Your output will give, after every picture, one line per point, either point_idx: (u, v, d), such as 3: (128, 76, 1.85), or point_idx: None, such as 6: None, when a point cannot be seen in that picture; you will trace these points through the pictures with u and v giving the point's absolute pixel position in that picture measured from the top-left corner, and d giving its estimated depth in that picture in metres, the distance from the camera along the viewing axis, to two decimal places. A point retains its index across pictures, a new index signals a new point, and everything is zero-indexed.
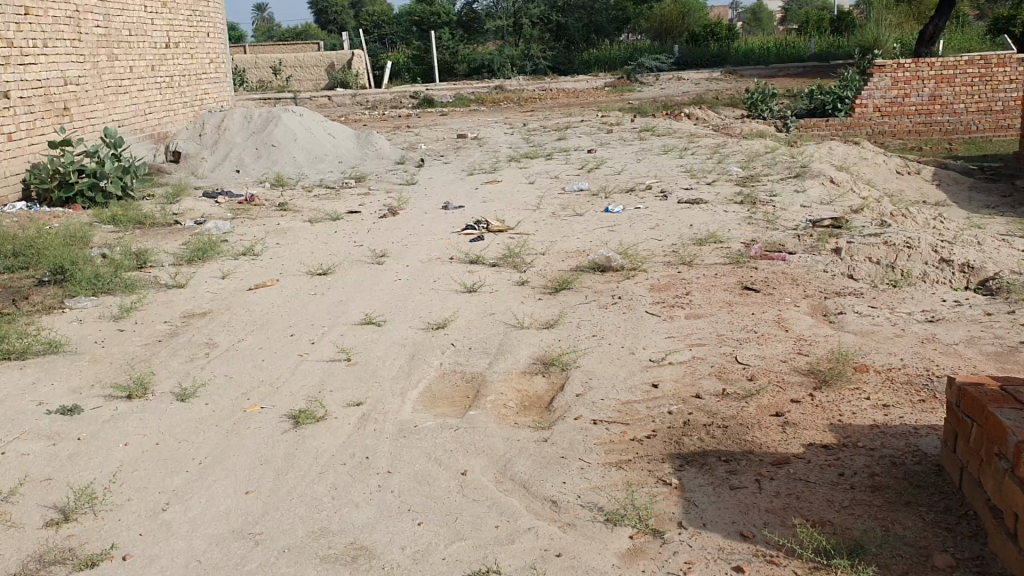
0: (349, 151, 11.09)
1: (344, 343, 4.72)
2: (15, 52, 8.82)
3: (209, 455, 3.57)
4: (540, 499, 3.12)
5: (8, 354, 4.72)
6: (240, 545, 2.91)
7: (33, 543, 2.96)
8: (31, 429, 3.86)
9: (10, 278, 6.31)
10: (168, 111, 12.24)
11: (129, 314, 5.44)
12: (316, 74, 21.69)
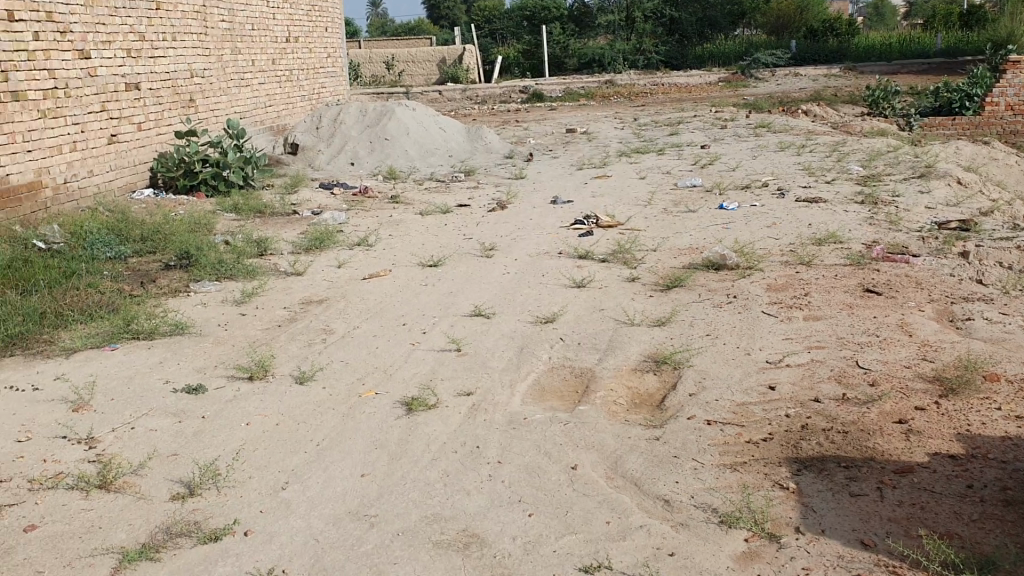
0: (459, 146, 11.21)
1: (456, 334, 4.76)
2: (146, 46, 9.22)
3: (326, 437, 3.66)
4: (652, 497, 3.08)
5: (137, 334, 4.95)
6: (356, 527, 2.96)
7: (161, 514, 3.09)
8: (159, 406, 4.03)
9: (139, 261, 6.61)
10: (288, 104, 12.61)
11: (250, 299, 5.64)
12: (428, 69, 21.98)
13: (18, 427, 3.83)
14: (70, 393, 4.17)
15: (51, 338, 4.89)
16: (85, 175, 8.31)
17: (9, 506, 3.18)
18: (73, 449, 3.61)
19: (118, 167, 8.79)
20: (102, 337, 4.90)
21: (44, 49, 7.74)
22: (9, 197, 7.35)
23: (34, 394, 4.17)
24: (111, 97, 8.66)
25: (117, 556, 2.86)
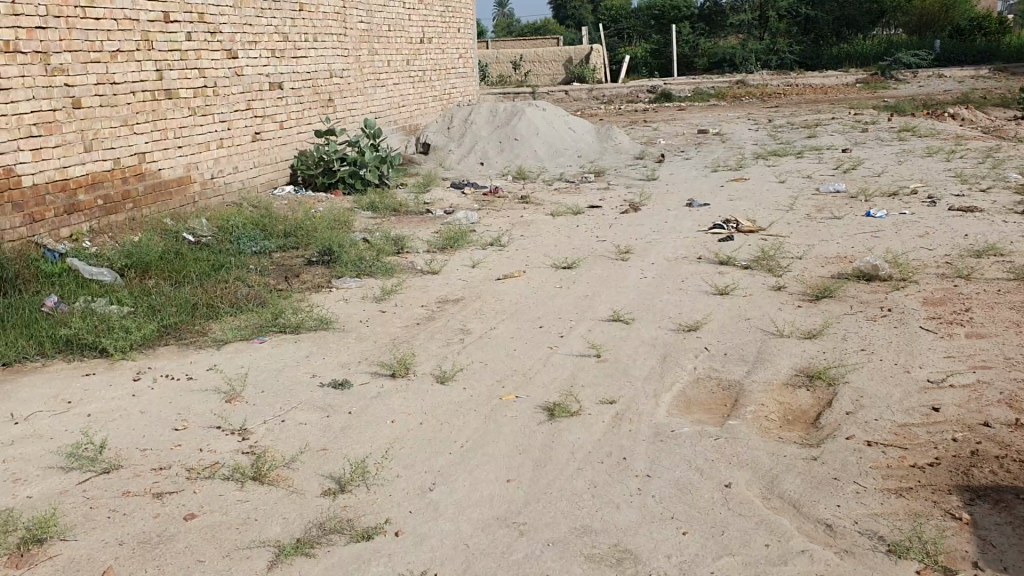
0: (588, 146, 11.14)
1: (596, 338, 4.69)
2: (289, 46, 9.50)
3: (470, 439, 3.65)
4: (813, 521, 2.94)
5: (284, 327, 5.08)
6: (506, 533, 2.93)
7: (314, 510, 3.14)
8: (307, 400, 4.11)
9: (282, 256, 6.82)
10: (420, 104, 12.80)
11: (389, 296, 5.72)
12: (554, 69, 22.02)
13: (175, 415, 3.96)
14: (223, 384, 4.30)
15: (203, 329, 5.07)
16: (230, 171, 8.62)
17: (170, 493, 3.28)
18: (227, 440, 3.71)
19: (260, 164, 9.10)
20: (251, 330, 5.05)
21: (196, 49, 8.05)
22: (160, 192, 7.70)
23: (190, 384, 4.32)
24: (256, 96, 8.95)
25: (272, 549, 2.91)
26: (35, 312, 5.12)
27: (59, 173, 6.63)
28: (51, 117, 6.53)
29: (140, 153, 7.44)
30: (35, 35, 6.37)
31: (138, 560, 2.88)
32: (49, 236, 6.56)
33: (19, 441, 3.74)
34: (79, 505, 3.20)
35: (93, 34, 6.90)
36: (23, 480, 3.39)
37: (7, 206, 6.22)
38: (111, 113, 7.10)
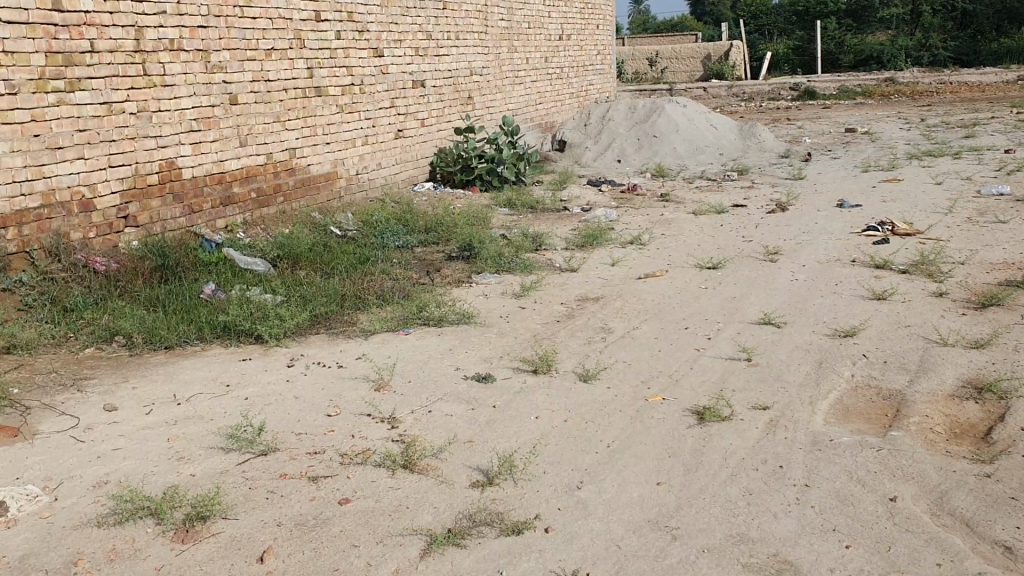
0: (730, 143, 10.90)
1: (744, 341, 4.56)
2: (433, 44, 9.65)
3: (617, 439, 3.60)
4: (989, 542, 2.76)
5: (427, 320, 5.16)
6: (658, 537, 2.87)
7: (463, 501, 3.15)
8: (453, 392, 4.15)
9: (423, 250, 6.93)
10: (558, 101, 12.81)
11: (529, 293, 5.72)
12: (692, 66, 21.65)
13: (326, 402, 4.07)
14: (372, 372, 4.40)
15: (351, 320, 5.20)
16: (374, 167, 8.84)
17: (324, 478, 3.36)
18: (378, 428, 3.78)
19: (402, 161, 9.30)
20: (395, 321, 5.15)
21: (344, 47, 8.27)
22: (309, 186, 7.97)
23: (340, 371, 4.43)
24: (400, 94, 9.14)
25: (424, 538, 2.94)
26: (195, 299, 5.37)
27: (216, 166, 6.94)
28: (209, 112, 6.84)
29: (291, 149, 7.71)
30: (198, 34, 6.67)
31: (296, 541, 2.96)
32: (206, 227, 6.88)
33: (182, 420, 3.92)
34: (239, 485, 3.32)
35: (250, 33, 7.17)
36: (187, 458, 3.54)
37: (169, 197, 6.55)
38: (265, 109, 7.38)
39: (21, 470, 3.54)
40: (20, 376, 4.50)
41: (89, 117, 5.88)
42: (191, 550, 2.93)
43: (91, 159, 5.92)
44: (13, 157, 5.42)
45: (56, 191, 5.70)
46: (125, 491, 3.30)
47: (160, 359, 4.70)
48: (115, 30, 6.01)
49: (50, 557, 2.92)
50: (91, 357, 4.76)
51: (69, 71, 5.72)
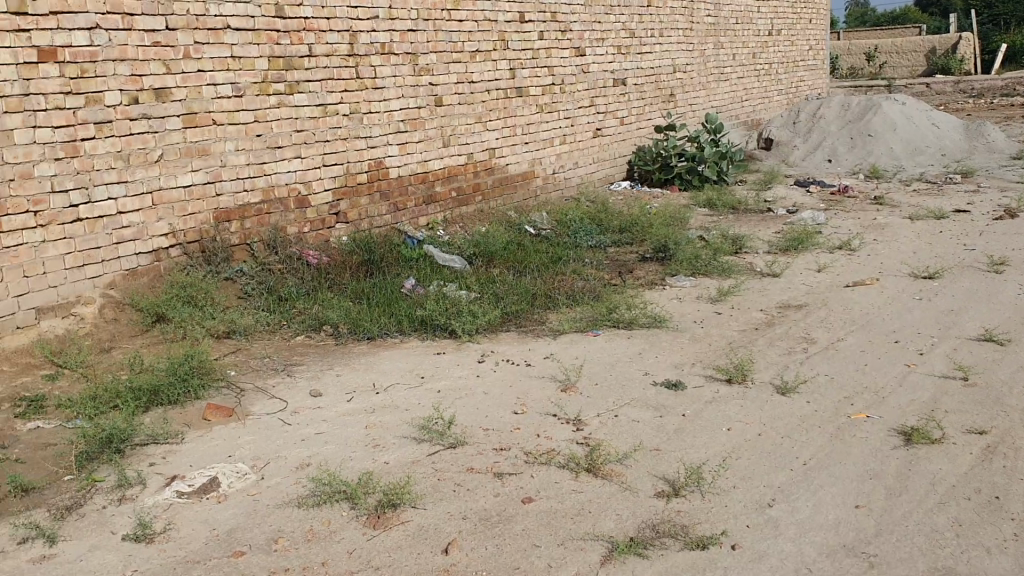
0: (954, 143, 10.17)
1: (961, 360, 4.23)
2: (636, 42, 9.56)
3: (813, 457, 3.41)
4: None
5: (619, 322, 5.12)
6: (854, 564, 2.70)
7: (647, 510, 3.09)
8: (641, 397, 4.09)
9: (619, 250, 6.90)
10: (764, 99, 12.39)
11: (726, 298, 5.55)
12: (914, 60, 20.36)
13: (515, 399, 4.12)
14: (560, 373, 4.41)
15: (542, 319, 5.24)
16: (572, 166, 8.91)
17: (509, 475, 3.39)
18: (563, 429, 3.78)
19: (600, 160, 9.32)
20: (586, 322, 5.15)
21: (546, 47, 8.35)
22: (507, 185, 8.13)
23: (529, 370, 4.47)
24: (600, 92, 9.13)
25: (606, 544, 2.91)
26: (396, 292, 5.59)
27: (420, 165, 7.20)
28: (416, 113, 7.09)
29: (491, 148, 7.88)
30: (407, 37, 6.92)
31: (479, 536, 3.01)
32: (409, 224, 7.16)
33: (378, 409, 4.07)
34: (428, 476, 3.41)
35: (456, 36, 7.37)
36: (382, 446, 3.67)
37: (376, 195, 6.87)
38: (468, 110, 7.58)
39: (234, 448, 3.80)
40: (237, 359, 4.84)
41: (306, 118, 6.24)
42: (381, 536, 3.03)
43: (307, 158, 6.29)
44: (238, 156, 5.84)
45: (274, 188, 6.11)
46: (323, 474, 3.46)
47: (362, 349, 4.91)
48: (331, 35, 6.34)
49: (253, 533, 3.11)
50: (300, 344, 5.05)
51: (289, 75, 6.09)
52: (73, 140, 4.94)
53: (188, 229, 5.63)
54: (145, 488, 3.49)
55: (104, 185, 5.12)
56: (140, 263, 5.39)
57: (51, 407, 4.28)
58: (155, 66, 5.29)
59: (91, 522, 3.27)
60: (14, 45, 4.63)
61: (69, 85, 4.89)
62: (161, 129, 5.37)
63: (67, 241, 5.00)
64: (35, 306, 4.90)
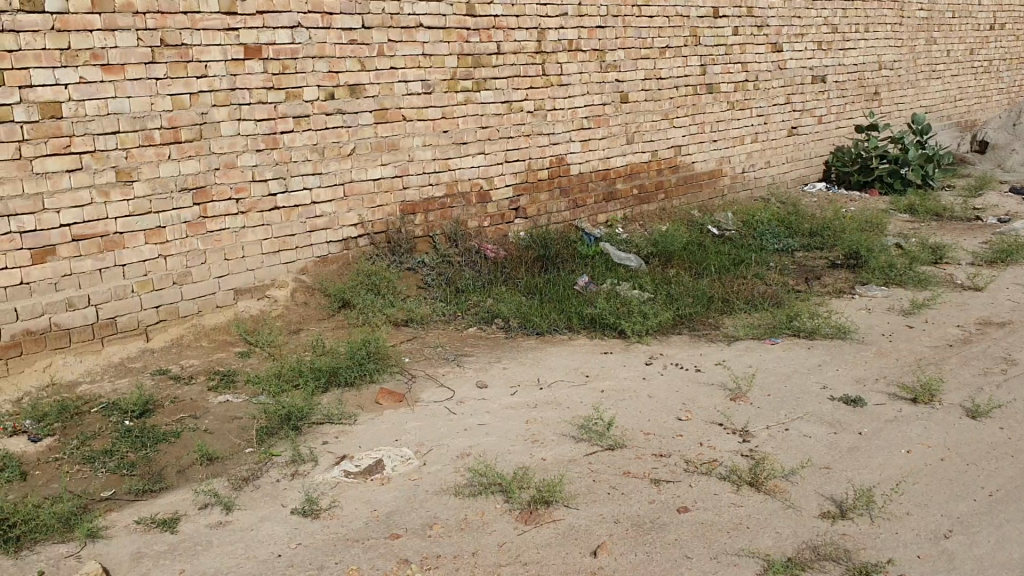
0: None
1: None
2: (838, 38, 9.10)
3: (1000, 488, 3.15)
4: None
5: (799, 331, 4.89)
6: None
7: (809, 530, 2.94)
8: (815, 412, 3.89)
9: (806, 255, 6.62)
10: (981, 98, 11.52)
11: (919, 310, 5.20)
12: None
13: (680, 405, 4.02)
14: (730, 381, 4.27)
15: (716, 323, 5.10)
16: (762, 166, 8.63)
17: (666, 482, 3.32)
18: (728, 439, 3.66)
19: (793, 160, 8.97)
20: (764, 329, 4.96)
21: (741, 43, 8.07)
22: (692, 184, 7.97)
23: (697, 375, 4.36)
24: (797, 89, 8.76)
25: (761, 562, 2.79)
26: (569, 289, 5.60)
27: (602, 163, 7.19)
28: (601, 111, 7.07)
29: (677, 147, 7.75)
30: (595, 34, 6.88)
31: (630, 541, 2.95)
32: (588, 221, 7.17)
33: (541, 405, 4.08)
34: (583, 476, 3.38)
35: (646, 32, 7.26)
36: (541, 442, 3.68)
37: (556, 191, 6.92)
38: (654, 107, 7.47)
39: (400, 433, 3.91)
40: (412, 347, 5.00)
41: (491, 115, 6.35)
42: (532, 532, 3.03)
43: (491, 153, 6.41)
44: (425, 150, 6.01)
45: (458, 183, 6.26)
46: (481, 465, 3.50)
47: (531, 344, 4.95)
48: (520, 32, 6.39)
49: (410, 517, 3.19)
50: (472, 336, 5.15)
51: (477, 72, 6.20)
52: (273, 133, 5.24)
53: (375, 220, 5.86)
54: (317, 465, 3.66)
55: (300, 176, 5.41)
56: (329, 251, 5.67)
57: (240, 382, 4.57)
58: (351, 63, 5.53)
59: (264, 494, 3.46)
60: (225, 43, 4.94)
61: (272, 80, 5.18)
62: (354, 124, 5.61)
63: (264, 227, 5.32)
64: (233, 287, 5.24)
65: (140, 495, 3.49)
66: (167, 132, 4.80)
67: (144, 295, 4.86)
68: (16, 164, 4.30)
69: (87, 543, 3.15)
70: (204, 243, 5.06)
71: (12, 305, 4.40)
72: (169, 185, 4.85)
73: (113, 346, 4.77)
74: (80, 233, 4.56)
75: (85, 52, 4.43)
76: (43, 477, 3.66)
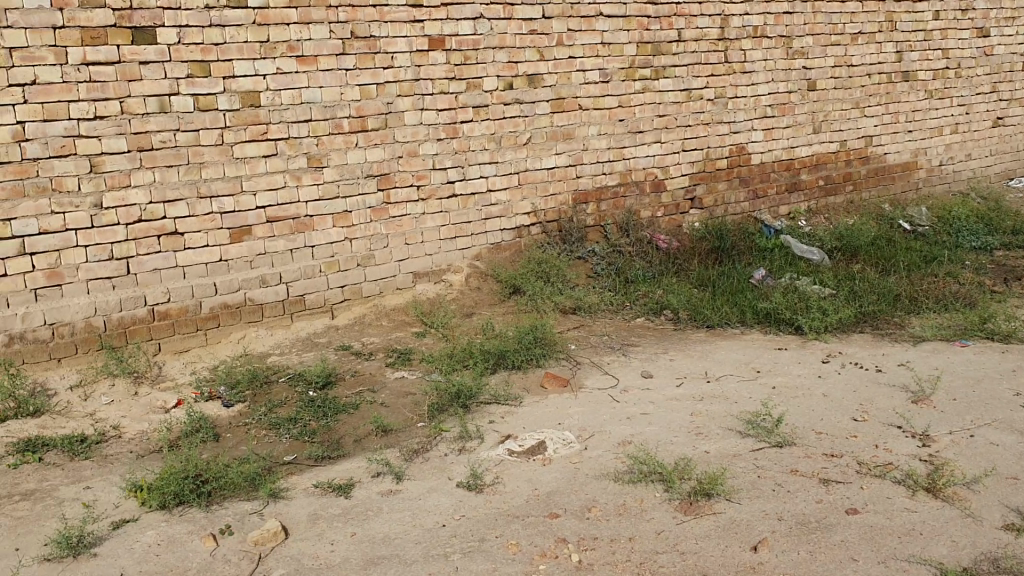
0: None
1: None
2: None
3: None
4: None
5: (993, 334, 4.59)
6: None
7: (990, 542, 2.78)
8: (1006, 419, 3.64)
9: (1006, 254, 6.20)
10: None
11: None
12: None
13: (856, 405, 3.85)
14: (912, 383, 4.05)
15: (902, 323, 4.85)
16: (962, 159, 8.11)
17: (836, 483, 3.19)
18: (907, 443, 3.48)
19: (998, 153, 8.39)
20: (954, 330, 4.68)
21: (942, 27, 7.58)
22: (883, 176, 7.60)
23: (877, 376, 4.16)
24: (1005, 77, 8.16)
25: (933, 571, 2.65)
26: (743, 282, 5.48)
27: (786, 153, 6.97)
28: (786, 99, 6.85)
29: (868, 137, 7.40)
30: (782, 20, 6.65)
31: (792, 539, 2.87)
32: (768, 213, 6.98)
33: (708, 398, 4.01)
34: (748, 471, 3.30)
35: (838, 17, 6.94)
36: (705, 435, 3.62)
37: (735, 181, 6.76)
38: (844, 96, 7.15)
39: (564, 417, 3.96)
40: (579, 334, 5.04)
41: (669, 103, 6.28)
42: (691, 522, 3.00)
43: (667, 143, 6.35)
44: (600, 139, 6.03)
45: (632, 172, 6.24)
46: (642, 454, 3.49)
47: (701, 336, 4.87)
48: (702, 19, 6.28)
49: (569, 500, 3.23)
50: (640, 326, 5.13)
51: (656, 60, 6.14)
52: (454, 122, 5.40)
53: (548, 209, 5.94)
54: (482, 442, 3.77)
55: (478, 165, 5.55)
56: (503, 238, 5.79)
57: (415, 360, 4.77)
58: (530, 53, 5.61)
59: (432, 466, 3.60)
60: (410, 35, 5.13)
61: (454, 71, 5.34)
62: (531, 113, 5.70)
63: (443, 214, 5.49)
64: (413, 271, 5.45)
65: (319, 461, 3.71)
66: (355, 121, 5.04)
67: (331, 275, 5.14)
68: (219, 149, 4.64)
69: (270, 502, 3.38)
70: (386, 228, 5.29)
71: (212, 280, 4.75)
72: (355, 171, 5.10)
73: (301, 321, 5.08)
74: (274, 215, 4.88)
75: (282, 44, 4.72)
76: (234, 439, 3.95)
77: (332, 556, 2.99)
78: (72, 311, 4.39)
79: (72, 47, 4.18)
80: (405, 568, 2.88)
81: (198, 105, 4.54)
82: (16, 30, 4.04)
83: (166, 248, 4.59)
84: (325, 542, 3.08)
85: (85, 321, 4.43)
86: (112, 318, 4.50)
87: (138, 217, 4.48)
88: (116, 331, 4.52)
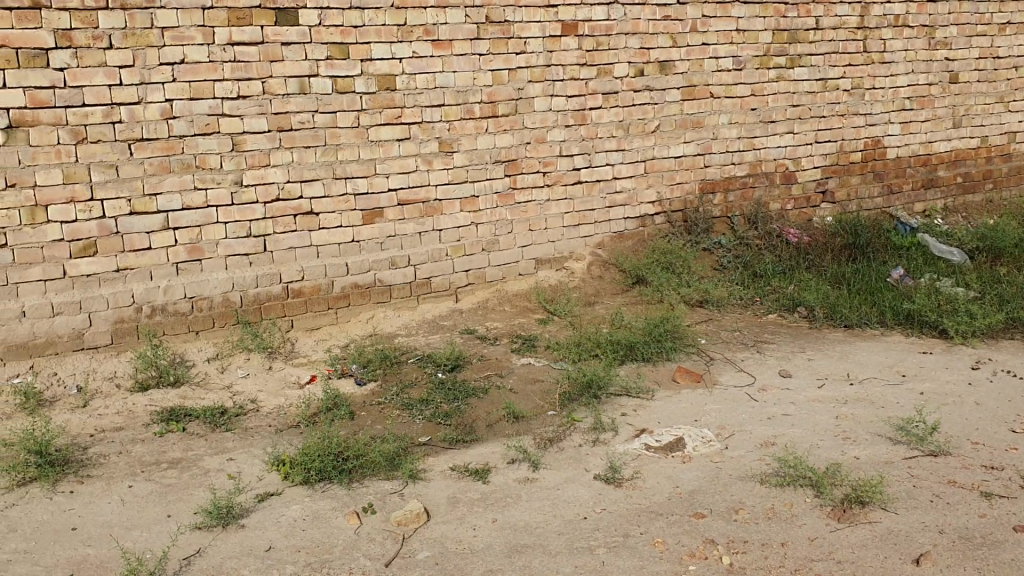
0: None
1: None
2: None
3: None
4: None
5: None
6: None
7: None
8: None
9: None
10: None
11: None
12: None
13: (1013, 416, 3.67)
14: None
15: None
16: None
17: (999, 497, 3.04)
18: None
19: None
20: None
21: None
22: None
23: None
24: None
25: None
26: (881, 282, 5.30)
27: (923, 147, 6.70)
28: (926, 91, 6.57)
29: (1011, 132, 7.11)
30: (926, 9, 6.38)
31: (957, 554, 2.74)
32: (903, 209, 6.73)
33: (852, 402, 3.88)
34: (903, 480, 3.18)
35: (985, 6, 6.62)
36: (853, 440, 3.50)
37: (869, 176, 6.54)
38: (988, 89, 6.83)
39: (700, 413, 3.88)
40: (708, 328, 4.94)
41: (804, 92, 6.09)
42: (845, 530, 2.90)
43: (800, 134, 6.16)
44: (730, 129, 5.89)
45: (763, 162, 6.08)
46: (788, 456, 3.39)
47: (839, 336, 4.72)
48: (842, 7, 6.06)
49: (714, 499, 3.16)
50: (772, 322, 5.01)
51: (792, 48, 5.96)
52: (583, 108, 5.35)
53: (674, 199, 5.83)
54: (617, 435, 3.72)
55: (605, 152, 5.49)
56: (627, 227, 5.72)
57: (541, 347, 4.75)
58: (664, 39, 5.51)
59: (568, 456, 3.57)
60: (544, 20, 5.08)
61: (586, 57, 5.28)
62: (661, 101, 5.60)
63: (568, 201, 5.45)
64: (536, 257, 5.43)
65: (454, 444, 3.73)
66: (486, 106, 5.03)
67: (457, 259, 5.16)
68: (355, 132, 4.69)
69: (408, 483, 3.41)
70: (513, 214, 5.28)
71: (345, 261, 4.82)
72: (485, 157, 5.09)
73: (427, 304, 5.12)
74: (405, 198, 4.91)
75: (419, 28, 4.74)
76: (369, 418, 3.99)
77: (475, 542, 2.99)
78: (211, 286, 4.50)
79: (219, 28, 4.26)
80: (551, 559, 2.86)
81: (336, 87, 4.59)
82: (168, 11, 4.13)
83: (301, 228, 4.67)
84: (467, 527, 3.09)
85: (223, 296, 4.54)
86: (249, 294, 4.60)
87: (276, 195, 4.56)
88: (252, 307, 4.62)
